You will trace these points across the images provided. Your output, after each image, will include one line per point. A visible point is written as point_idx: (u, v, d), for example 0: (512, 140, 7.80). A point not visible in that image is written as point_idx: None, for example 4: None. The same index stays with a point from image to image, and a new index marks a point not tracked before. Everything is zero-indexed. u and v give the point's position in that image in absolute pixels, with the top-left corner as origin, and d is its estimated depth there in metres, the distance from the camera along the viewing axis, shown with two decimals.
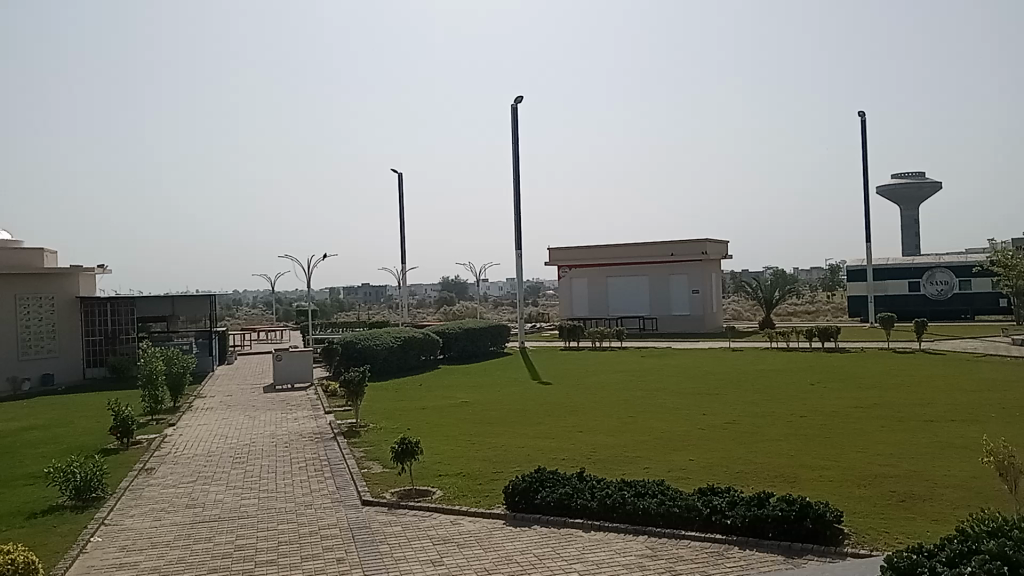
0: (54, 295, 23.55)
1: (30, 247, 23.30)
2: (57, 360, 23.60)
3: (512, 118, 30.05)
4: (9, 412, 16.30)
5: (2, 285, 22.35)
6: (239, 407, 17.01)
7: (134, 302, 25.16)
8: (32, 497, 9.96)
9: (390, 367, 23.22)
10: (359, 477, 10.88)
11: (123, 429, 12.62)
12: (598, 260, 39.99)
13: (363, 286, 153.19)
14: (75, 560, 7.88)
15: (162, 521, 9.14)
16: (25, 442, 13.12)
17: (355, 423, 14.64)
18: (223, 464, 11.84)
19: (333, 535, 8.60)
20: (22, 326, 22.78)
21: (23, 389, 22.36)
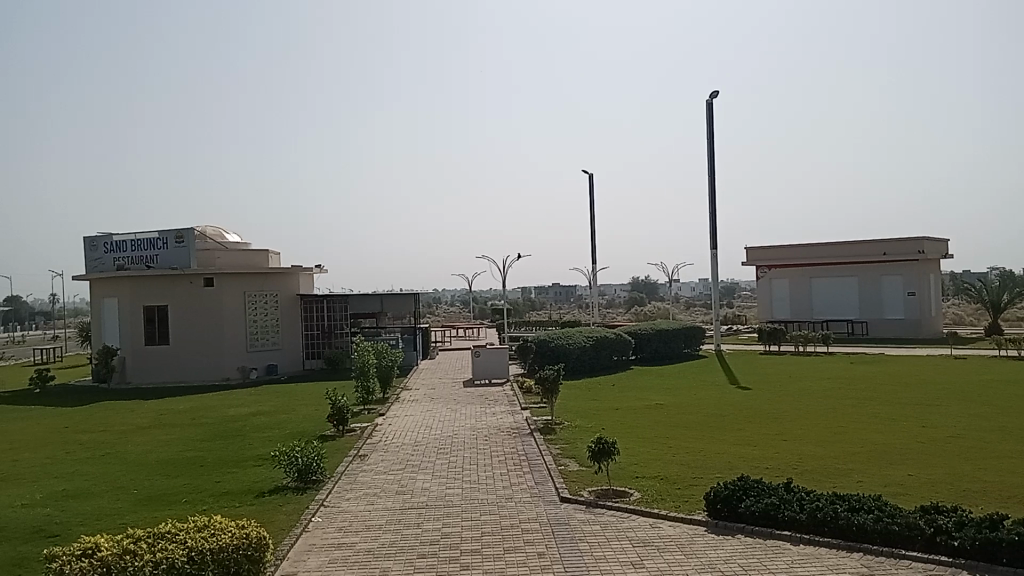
0: (278, 291, 25.61)
1: (257, 250, 25.57)
2: (280, 352, 25.65)
3: (707, 112, 29.18)
4: (240, 398, 17.91)
5: (234, 283, 24.58)
6: (441, 400, 17.68)
7: (348, 300, 27.03)
8: (262, 477, 10.86)
9: (584, 367, 23.37)
10: (557, 474, 10.98)
11: (339, 416, 13.43)
12: (801, 259, 38.25)
13: (555, 286, 155.45)
14: (298, 538, 8.48)
15: (375, 505, 9.64)
16: (253, 426, 14.33)
17: (551, 420, 14.78)
18: (427, 454, 12.37)
19: (534, 529, 8.72)
20: (251, 320, 24.95)
21: (251, 377, 24.50)
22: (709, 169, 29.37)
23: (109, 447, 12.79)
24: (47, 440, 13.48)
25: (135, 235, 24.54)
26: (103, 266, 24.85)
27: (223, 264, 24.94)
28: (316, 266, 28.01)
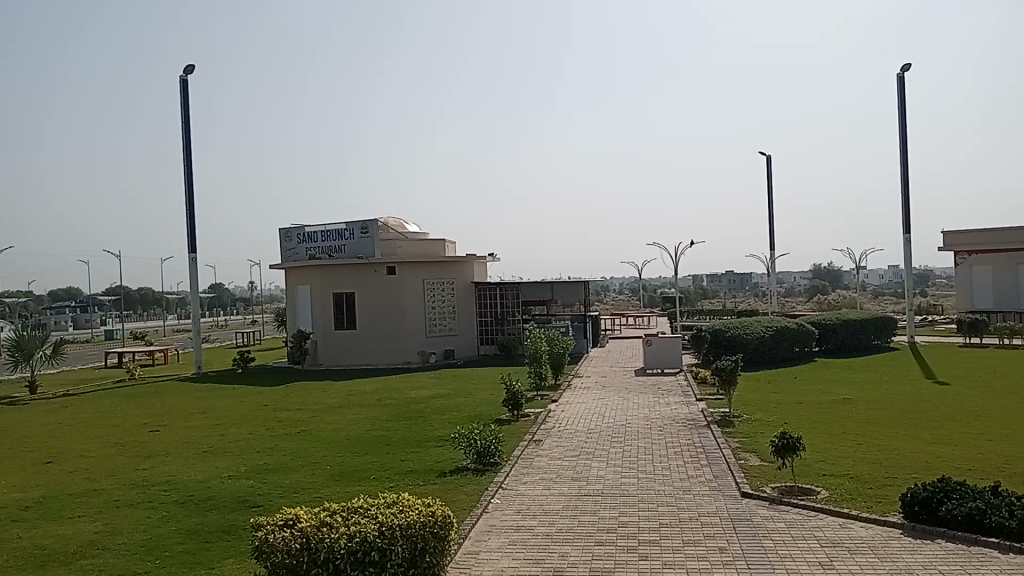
0: (454, 279, 26.46)
1: (434, 239, 26.49)
2: (456, 338, 26.48)
3: (898, 87, 27.24)
4: (419, 380, 18.66)
5: (414, 271, 25.58)
6: (615, 389, 17.63)
7: (520, 288, 27.22)
8: (443, 457, 11.26)
9: (762, 357, 22.55)
10: (737, 468, 10.67)
11: (514, 401, 13.68)
12: (1007, 244, 35.13)
13: (729, 274, 151.10)
14: (479, 518, 8.73)
15: (551, 490, 9.76)
16: (433, 408, 14.88)
17: (728, 412, 14.38)
18: (602, 442, 12.37)
19: (714, 523, 8.53)
20: (429, 306, 25.89)
21: (430, 361, 25.44)
22: (900, 148, 27.42)
23: (304, 425, 13.69)
24: (250, 417, 14.61)
25: (326, 227, 26.01)
26: (297, 255, 26.59)
27: (403, 253, 26.04)
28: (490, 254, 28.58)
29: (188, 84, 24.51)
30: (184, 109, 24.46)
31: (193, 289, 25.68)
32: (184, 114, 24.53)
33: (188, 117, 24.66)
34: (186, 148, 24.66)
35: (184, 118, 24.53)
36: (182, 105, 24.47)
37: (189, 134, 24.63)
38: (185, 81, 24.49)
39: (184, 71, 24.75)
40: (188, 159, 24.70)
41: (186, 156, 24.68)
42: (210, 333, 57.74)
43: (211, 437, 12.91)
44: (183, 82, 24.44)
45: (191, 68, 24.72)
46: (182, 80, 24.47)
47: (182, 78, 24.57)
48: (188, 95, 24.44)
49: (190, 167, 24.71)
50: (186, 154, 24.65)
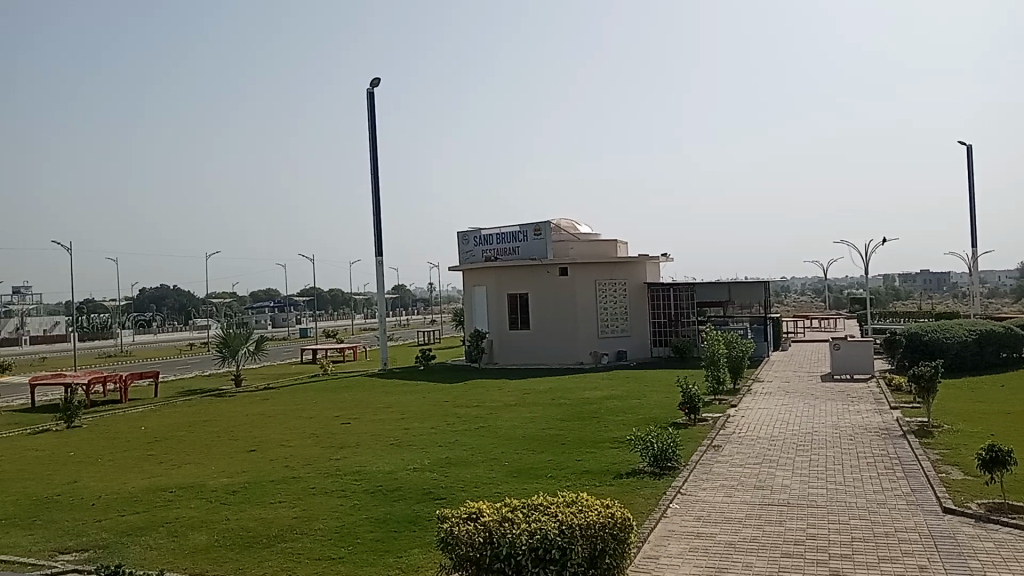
0: (626, 280, 26.32)
1: (607, 240, 26.45)
2: (629, 339, 26.29)
3: None
4: (594, 381, 18.67)
5: (586, 272, 25.64)
6: (798, 394, 16.85)
7: (695, 288, 26.52)
8: (619, 459, 11.18)
9: (965, 364, 20.79)
10: (937, 482, 9.89)
11: (691, 405, 13.39)
12: None
13: (922, 274, 140.86)
14: (658, 522, 8.59)
15: (733, 498, 9.45)
16: (608, 409, 14.82)
17: (926, 422, 13.38)
18: (786, 449, 11.86)
19: (913, 540, 7.95)
20: (602, 307, 25.85)
21: (603, 362, 25.34)
22: None
23: (483, 421, 14.03)
24: (431, 413, 15.15)
25: (500, 229, 26.59)
26: (474, 258, 27.38)
27: (576, 254, 26.18)
28: (663, 254, 28.22)
29: (374, 95, 25.78)
30: (370, 119, 25.75)
31: (377, 289, 26.98)
32: (370, 125, 25.84)
33: (373, 127, 25.95)
34: (372, 157, 25.94)
35: (370, 128, 25.81)
36: (369, 116, 25.77)
37: (375, 142, 25.90)
38: (371, 93, 25.77)
39: (370, 83, 26.06)
40: (373, 166, 25.97)
41: (371, 164, 25.95)
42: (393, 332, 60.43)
43: (395, 430, 13.51)
44: (369, 94, 25.72)
45: (377, 80, 25.98)
46: (368, 93, 25.76)
47: (368, 90, 25.88)
48: (373, 106, 25.68)
49: (376, 174, 25.97)
50: (372, 163, 25.92)
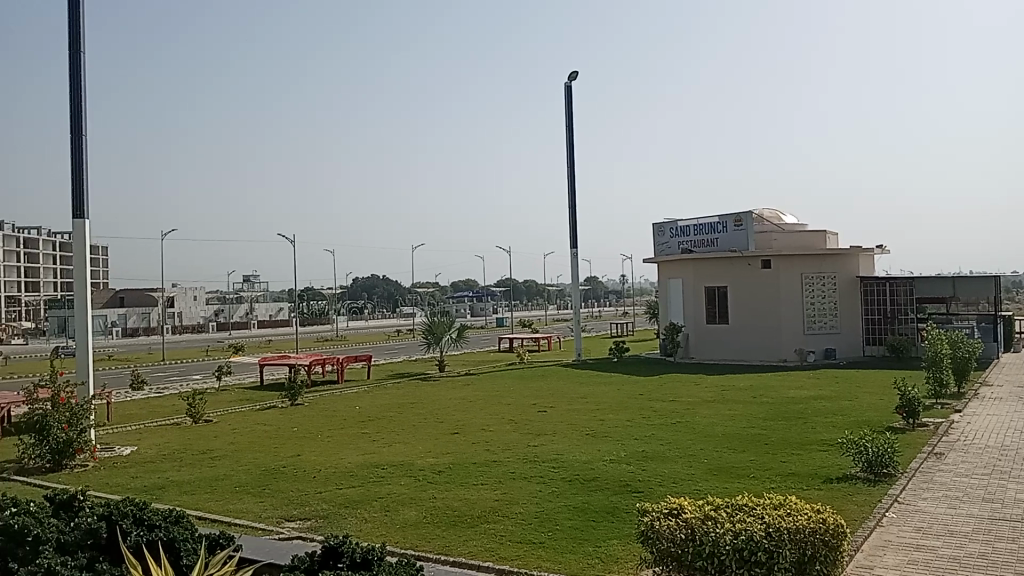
0: (835, 273, 24.91)
1: (814, 231, 25.19)
2: (838, 336, 24.86)
3: None
4: (798, 380, 17.85)
5: (791, 266, 24.49)
6: None
7: (914, 283, 24.71)
8: (828, 463, 10.61)
9: None
10: None
11: (909, 409, 12.47)
12: None
13: None
14: (872, 531, 8.07)
15: (958, 510, 8.70)
16: (815, 410, 14.10)
17: None
18: (1021, 461, 10.74)
19: None
20: (809, 301, 24.61)
21: (809, 360, 24.04)
22: None
23: (681, 416, 13.80)
24: (627, 405, 15.09)
25: (701, 220, 25.85)
26: (671, 249, 26.98)
27: (780, 246, 25.13)
28: (878, 246, 26.43)
29: (571, 89, 25.97)
30: (567, 113, 25.97)
31: (572, 281, 27.23)
32: (568, 118, 26.06)
33: (571, 120, 26.16)
34: (568, 150, 26.15)
35: (567, 121, 26.04)
36: (566, 109, 25.99)
37: (572, 135, 26.10)
38: (568, 86, 25.99)
39: (568, 77, 26.28)
40: (569, 159, 26.20)
41: (568, 157, 26.19)
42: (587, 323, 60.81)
43: (593, 421, 13.57)
44: (566, 88, 25.92)
45: (574, 73, 26.15)
46: (566, 86, 25.98)
47: (566, 84, 26.09)
48: (571, 99, 25.87)
49: (572, 167, 26.16)
50: (569, 155, 26.15)
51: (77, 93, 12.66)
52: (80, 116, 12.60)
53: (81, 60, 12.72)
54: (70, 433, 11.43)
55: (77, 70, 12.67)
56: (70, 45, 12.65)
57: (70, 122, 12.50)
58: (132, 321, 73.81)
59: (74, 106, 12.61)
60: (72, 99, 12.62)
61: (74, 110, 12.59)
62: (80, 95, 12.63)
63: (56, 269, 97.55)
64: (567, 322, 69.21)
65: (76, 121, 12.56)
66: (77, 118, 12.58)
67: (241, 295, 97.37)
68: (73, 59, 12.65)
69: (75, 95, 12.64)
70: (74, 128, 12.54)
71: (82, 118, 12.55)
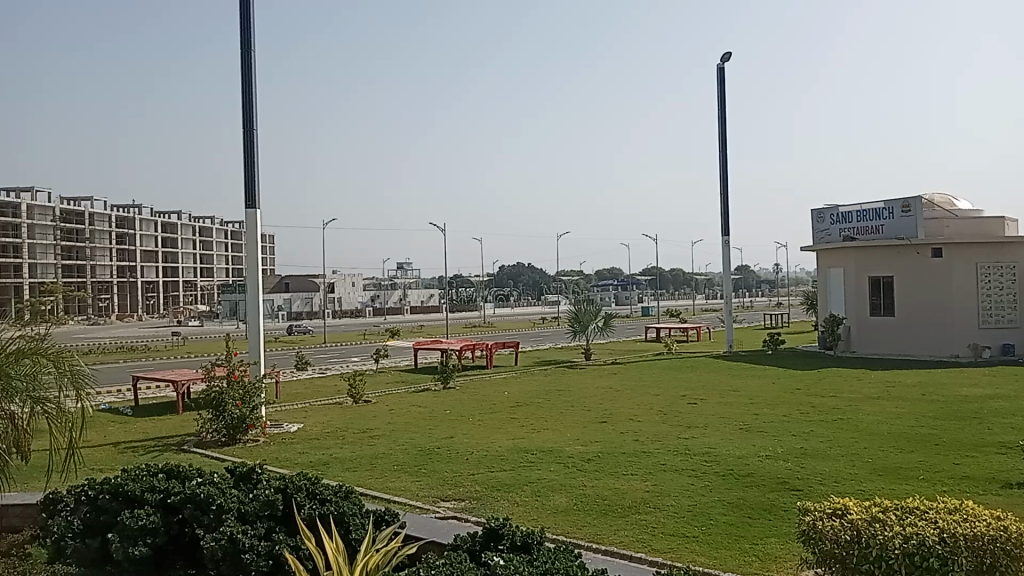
0: (1015, 263, 23.09)
1: (991, 217, 23.44)
2: (1017, 332, 23.02)
3: None
4: (972, 377, 16.66)
5: (965, 255, 22.90)
6: None
7: None
8: (1007, 467, 9.83)
9: None
10: None
11: None
12: None
13: None
14: None
15: None
16: (991, 410, 13.11)
17: None
18: None
19: None
20: (984, 293, 22.93)
21: (984, 356, 22.37)
22: None
23: (841, 413, 13.18)
24: (782, 399, 14.55)
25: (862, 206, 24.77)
26: (829, 236, 25.83)
27: (952, 233, 23.56)
28: None
29: (724, 71, 25.22)
30: (719, 96, 25.26)
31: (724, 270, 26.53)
32: (720, 102, 25.34)
33: (723, 104, 25.42)
34: (721, 134, 25.45)
35: (720, 104, 25.33)
36: (719, 92, 25.27)
37: (724, 119, 25.36)
38: (722, 69, 25.27)
39: (720, 59, 25.55)
40: (722, 144, 25.50)
41: (720, 141, 25.50)
42: (740, 315, 59.22)
43: (746, 415, 13.18)
44: (719, 70, 25.21)
45: (727, 55, 25.39)
46: (720, 68, 25.26)
47: (719, 66, 25.37)
48: (724, 82, 25.15)
49: (725, 151, 25.42)
50: (721, 140, 25.45)
51: (250, 88, 13.44)
52: (253, 111, 13.38)
53: (254, 57, 13.49)
54: (243, 409, 12.19)
55: (250, 66, 13.46)
56: (243, 43, 13.43)
57: (243, 116, 13.30)
58: (295, 304, 78.13)
59: (248, 101, 13.40)
60: (246, 95, 13.42)
61: (248, 105, 13.38)
62: (253, 91, 13.41)
63: (227, 256, 104.58)
64: (719, 311, 67.50)
65: (250, 115, 13.34)
66: (250, 112, 13.37)
67: (394, 281, 101.04)
68: (246, 57, 13.44)
69: (248, 90, 13.43)
70: (247, 121, 13.33)
71: (255, 113, 13.33)
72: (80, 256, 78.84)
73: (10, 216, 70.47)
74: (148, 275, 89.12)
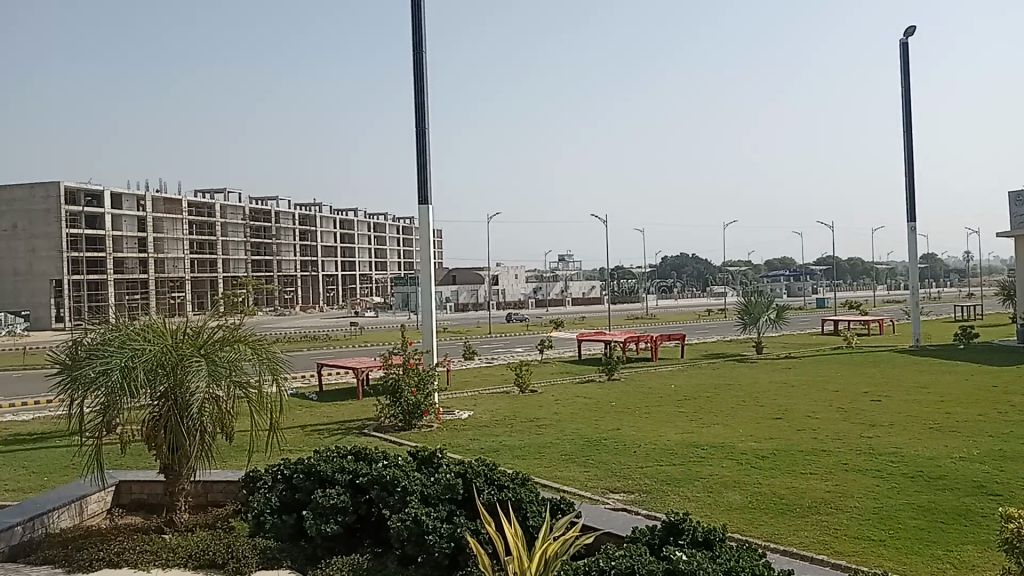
0: None
1: None
2: None
3: None
4: None
5: None
6: None
7: None
8: None
9: None
10: None
11: None
12: None
13: None
14: None
15: None
16: None
17: None
18: None
19: None
20: None
21: None
22: None
23: None
24: (977, 398, 13.47)
25: None
26: None
27: None
28: None
29: (908, 46, 23.63)
30: (902, 73, 23.69)
31: (908, 258, 24.90)
32: (903, 79, 23.76)
33: (907, 81, 23.82)
34: (904, 114, 23.88)
35: (903, 82, 23.77)
36: (902, 68, 23.70)
37: (908, 98, 23.78)
38: (905, 44, 23.68)
39: (903, 34, 23.94)
40: (905, 124, 23.93)
41: (903, 122, 23.93)
42: (926, 306, 55.57)
43: (936, 414, 12.31)
44: (902, 45, 23.63)
45: (912, 29, 23.77)
46: (903, 44, 23.68)
47: (902, 41, 23.80)
48: (907, 58, 23.57)
49: (909, 132, 23.82)
50: (905, 120, 23.87)
51: (423, 87, 13.92)
52: (425, 109, 13.86)
53: (426, 56, 13.96)
54: (419, 396, 12.68)
55: (421, 66, 13.95)
56: (415, 42, 13.92)
57: (416, 115, 13.82)
58: (463, 296, 80.50)
59: (420, 99, 13.89)
60: (418, 94, 13.91)
61: (420, 104, 13.88)
62: (424, 90, 13.89)
63: (398, 250, 109.24)
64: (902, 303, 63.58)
65: (422, 113, 13.82)
66: (422, 111, 13.85)
67: (557, 273, 101.95)
68: (418, 56, 13.93)
69: (421, 88, 13.91)
70: (420, 118, 13.82)
71: (427, 111, 13.80)
72: (267, 251, 84.73)
73: (207, 216, 76.70)
74: (327, 268, 94.47)
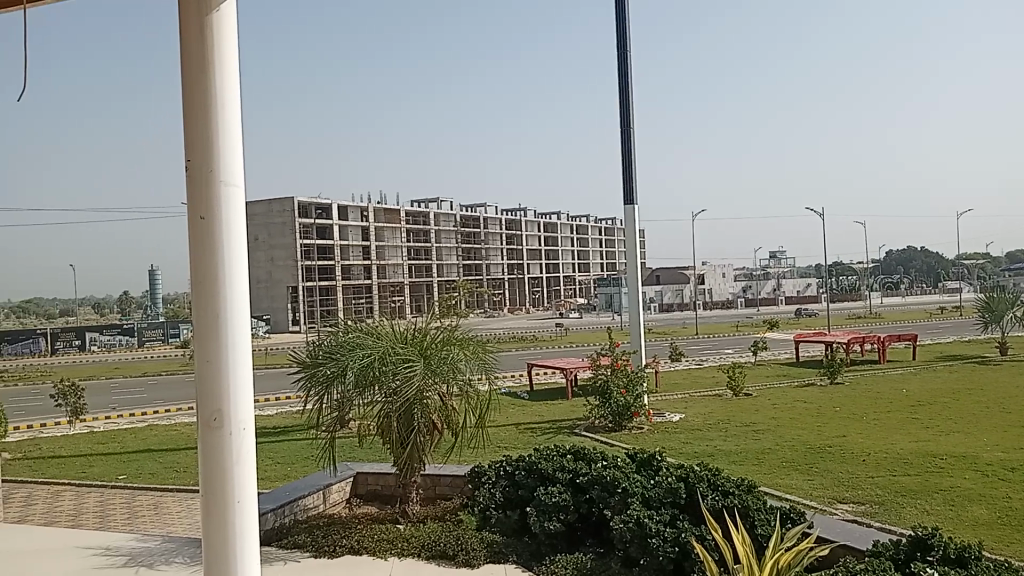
0: None
1: None
2: None
3: None
4: None
5: None
6: None
7: None
8: None
9: None
10: None
11: None
12: None
13: None
14: None
15: None
16: None
17: None
18: None
19: None
20: None
21: None
22: None
23: None
24: None
25: None
26: None
27: None
28: None
29: None
30: None
31: None
32: None
33: None
34: None
35: None
36: None
37: None
38: None
39: None
40: None
41: None
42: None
43: None
44: None
45: None
46: None
47: None
48: None
49: None
50: None
51: (627, 89, 13.90)
52: (629, 111, 13.83)
53: (629, 58, 13.93)
54: (628, 397, 12.67)
55: (625, 70, 13.94)
56: (619, 45, 13.93)
57: (621, 117, 13.82)
58: (667, 296, 79.56)
59: (624, 101, 13.88)
60: (622, 96, 13.91)
61: (624, 106, 13.87)
62: (629, 91, 13.86)
63: (602, 252, 109.73)
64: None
65: (626, 114, 13.81)
66: (626, 112, 13.83)
67: (767, 272, 98.11)
68: (622, 59, 13.92)
69: (625, 90, 13.90)
70: (624, 120, 13.81)
71: (631, 113, 13.76)
72: (476, 256, 88.08)
73: (422, 223, 80.90)
74: (533, 271, 96.65)
